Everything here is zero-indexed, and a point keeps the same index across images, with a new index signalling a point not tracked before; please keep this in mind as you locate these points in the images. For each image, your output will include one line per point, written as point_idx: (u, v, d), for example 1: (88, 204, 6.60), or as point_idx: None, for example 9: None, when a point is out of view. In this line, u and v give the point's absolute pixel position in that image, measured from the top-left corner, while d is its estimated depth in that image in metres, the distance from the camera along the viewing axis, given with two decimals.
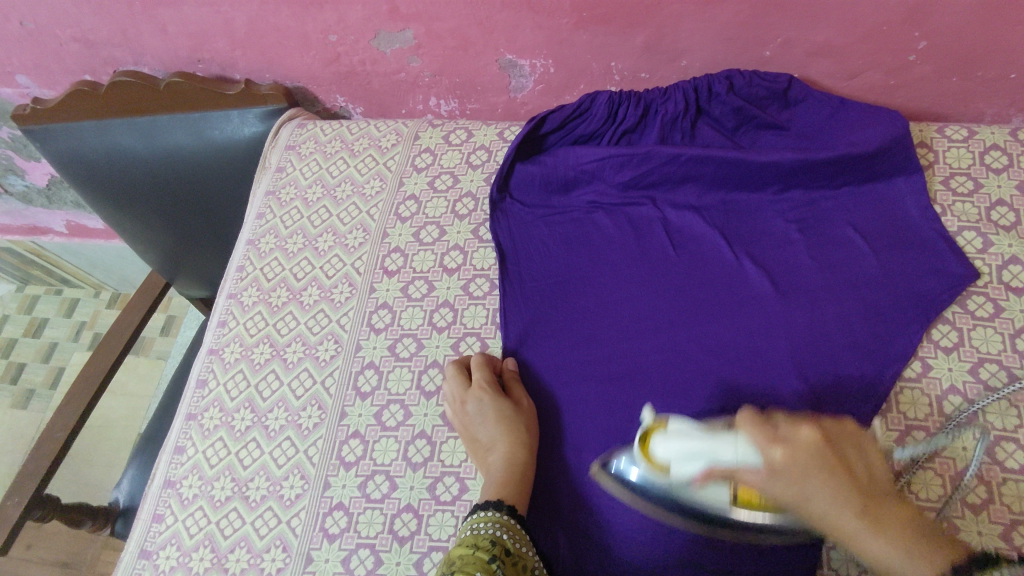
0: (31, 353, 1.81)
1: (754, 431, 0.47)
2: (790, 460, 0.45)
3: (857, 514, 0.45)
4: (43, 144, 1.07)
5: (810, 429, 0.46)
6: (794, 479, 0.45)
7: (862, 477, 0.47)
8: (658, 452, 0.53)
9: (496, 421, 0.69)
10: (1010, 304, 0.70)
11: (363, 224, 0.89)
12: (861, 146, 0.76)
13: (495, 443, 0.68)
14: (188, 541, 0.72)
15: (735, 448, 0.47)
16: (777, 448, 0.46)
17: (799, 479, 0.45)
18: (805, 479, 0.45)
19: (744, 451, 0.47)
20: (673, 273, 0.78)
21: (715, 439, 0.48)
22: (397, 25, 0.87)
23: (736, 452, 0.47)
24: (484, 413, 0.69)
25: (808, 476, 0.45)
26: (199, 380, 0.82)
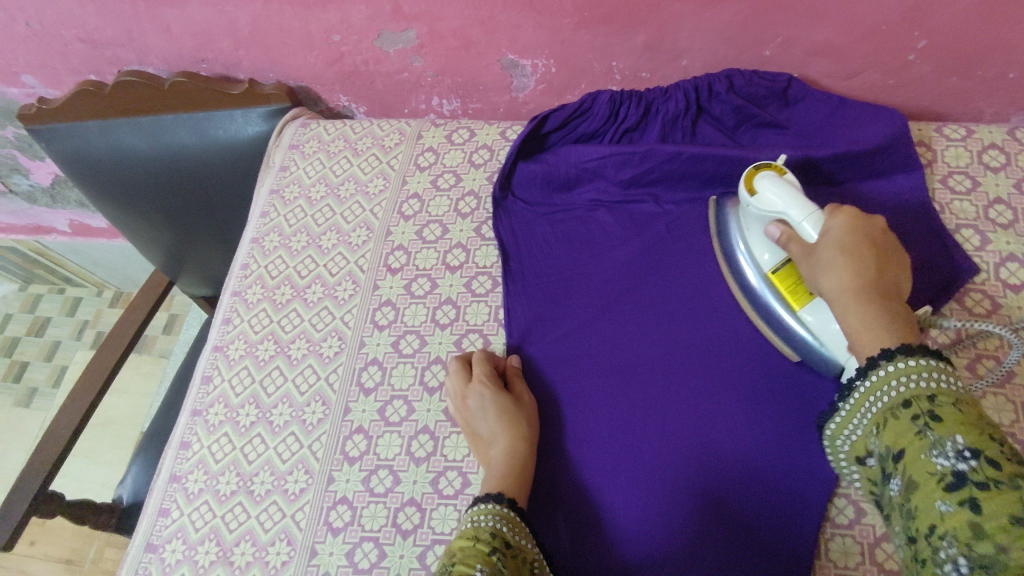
0: (34, 352, 1.82)
1: (831, 207, 0.62)
2: (847, 228, 0.59)
3: (867, 283, 0.56)
4: (49, 143, 1.08)
5: (862, 217, 0.61)
6: (834, 244, 0.59)
7: (888, 273, 0.58)
8: (758, 185, 0.68)
9: (496, 415, 0.69)
10: (1007, 301, 0.71)
11: (367, 222, 0.90)
12: (860, 143, 0.77)
13: (496, 435, 0.68)
14: (194, 535, 0.72)
15: (804, 216, 0.63)
16: (840, 218, 0.60)
17: (835, 237, 0.59)
18: (841, 242, 0.58)
19: (808, 220, 0.63)
20: (674, 271, 0.78)
21: (801, 204, 0.64)
22: (400, 24, 0.88)
23: (802, 214, 0.63)
24: (485, 407, 0.69)
25: (847, 241, 0.58)
26: (203, 376, 0.83)
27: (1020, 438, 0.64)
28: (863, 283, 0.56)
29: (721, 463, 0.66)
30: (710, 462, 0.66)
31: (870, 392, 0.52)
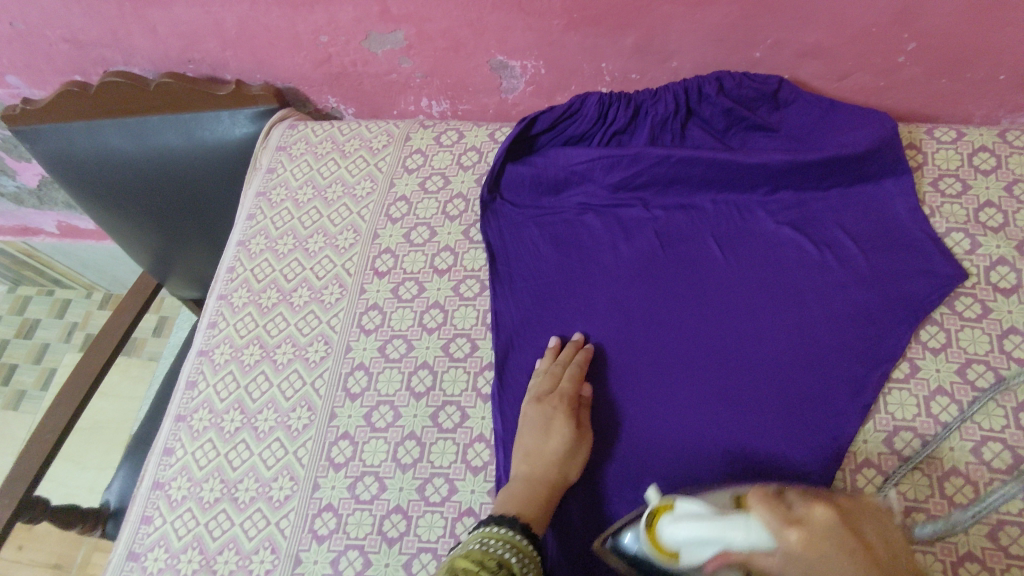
0: (22, 354, 1.80)
1: (768, 512, 0.43)
2: (805, 548, 0.41)
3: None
4: (33, 145, 1.07)
5: (825, 508, 0.43)
6: (811, 570, 0.40)
7: (889, 558, 0.40)
8: (666, 534, 0.48)
9: (551, 433, 0.66)
10: (997, 305, 0.71)
11: (354, 224, 0.89)
12: (850, 147, 0.76)
13: (536, 448, 0.65)
14: (177, 543, 0.71)
15: (746, 530, 0.43)
16: (791, 535, 0.41)
17: (815, 557, 0.40)
18: (822, 558, 0.40)
19: (756, 536, 0.43)
20: (662, 275, 0.78)
21: (727, 522, 0.45)
22: (387, 26, 0.87)
23: (748, 536, 0.43)
24: (540, 424, 0.66)
25: (826, 555, 0.40)
26: (188, 381, 0.82)
27: (1010, 444, 0.64)
28: None
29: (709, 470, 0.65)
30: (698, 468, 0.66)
31: None
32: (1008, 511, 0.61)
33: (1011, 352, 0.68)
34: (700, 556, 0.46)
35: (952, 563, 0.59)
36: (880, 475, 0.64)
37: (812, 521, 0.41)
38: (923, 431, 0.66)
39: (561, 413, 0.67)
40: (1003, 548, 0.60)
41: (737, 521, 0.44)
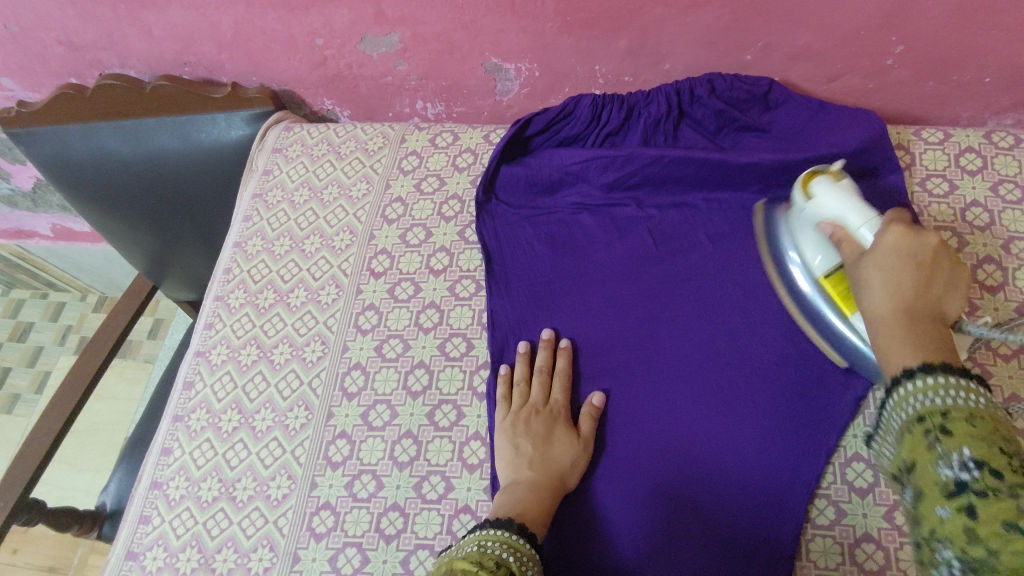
0: (16, 357, 1.80)
1: (893, 221, 0.57)
2: (898, 241, 0.54)
3: (904, 306, 0.50)
4: (28, 148, 1.07)
5: (933, 238, 0.54)
6: (873, 264, 0.54)
7: (936, 291, 0.51)
8: (815, 187, 0.64)
9: (551, 444, 0.67)
10: (983, 302, 0.72)
11: (350, 225, 0.89)
12: (839, 147, 0.77)
13: (539, 456, 0.66)
14: (175, 542, 0.72)
15: (865, 223, 0.59)
16: (891, 233, 0.55)
17: (892, 251, 0.53)
18: (897, 248, 0.53)
19: (868, 227, 0.58)
20: (656, 274, 0.79)
21: (858, 211, 0.60)
22: (382, 28, 0.88)
23: (862, 219, 0.59)
24: (539, 433, 0.68)
25: (903, 247, 0.53)
26: (185, 382, 0.82)
27: None
28: (905, 302, 0.50)
29: (700, 463, 0.66)
30: (691, 461, 0.67)
31: (897, 406, 0.44)
32: None
33: (997, 348, 0.70)
34: (823, 216, 0.63)
35: None
36: (870, 470, 0.65)
37: (913, 232, 0.54)
38: None
39: (559, 425, 0.69)
40: None
41: (862, 208, 0.60)
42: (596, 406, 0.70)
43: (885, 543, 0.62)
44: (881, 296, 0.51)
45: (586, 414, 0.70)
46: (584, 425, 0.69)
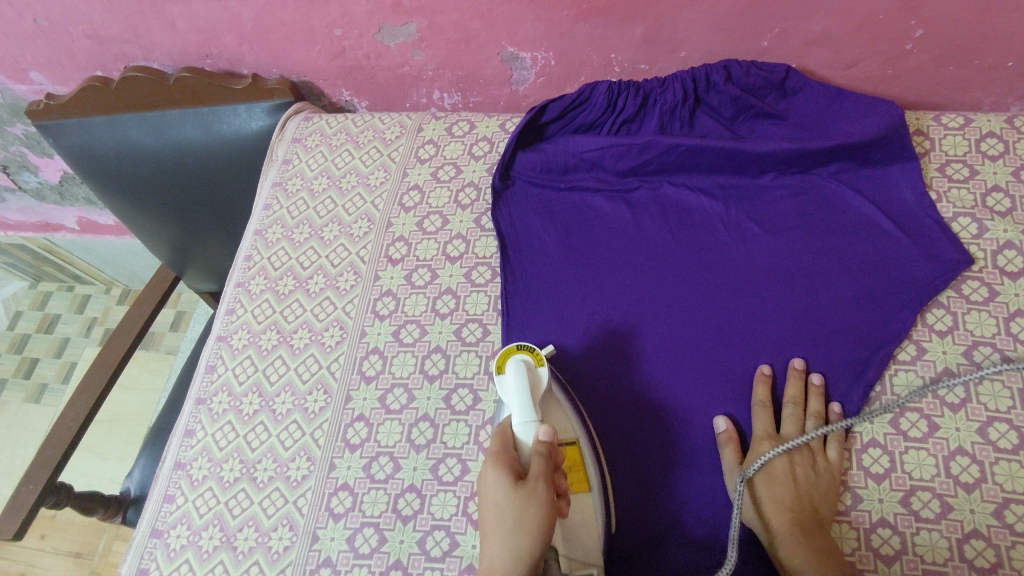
0: (44, 348, 1.84)
1: (543, 442, 0.60)
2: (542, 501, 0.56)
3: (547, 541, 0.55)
4: (57, 139, 1.10)
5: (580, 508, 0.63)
6: (527, 505, 0.56)
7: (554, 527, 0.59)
8: (511, 371, 0.66)
9: (528, 498, 0.56)
10: (1004, 288, 0.71)
11: (368, 213, 0.91)
12: (856, 135, 0.77)
13: (517, 513, 0.55)
14: (198, 521, 0.73)
15: (525, 418, 0.62)
16: (543, 439, 0.60)
17: (532, 510, 0.56)
18: (533, 513, 0.55)
19: (525, 429, 0.62)
20: (675, 260, 0.79)
21: (527, 412, 0.62)
22: (399, 19, 0.89)
23: (523, 426, 0.62)
24: (516, 522, 0.55)
25: (534, 506, 0.56)
26: (207, 366, 0.84)
27: (1016, 424, 0.65)
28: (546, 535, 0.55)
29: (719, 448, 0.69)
30: (706, 457, 0.69)
31: None
32: (1014, 490, 0.62)
33: (1018, 334, 0.69)
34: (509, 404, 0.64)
35: (958, 540, 0.61)
36: (886, 455, 0.66)
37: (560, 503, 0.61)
38: (929, 411, 0.67)
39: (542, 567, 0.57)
40: (1009, 526, 0.61)
41: (524, 412, 0.63)
42: (730, 431, 0.68)
43: (902, 528, 0.62)
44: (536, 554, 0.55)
45: (838, 438, 0.66)
46: (833, 450, 0.66)
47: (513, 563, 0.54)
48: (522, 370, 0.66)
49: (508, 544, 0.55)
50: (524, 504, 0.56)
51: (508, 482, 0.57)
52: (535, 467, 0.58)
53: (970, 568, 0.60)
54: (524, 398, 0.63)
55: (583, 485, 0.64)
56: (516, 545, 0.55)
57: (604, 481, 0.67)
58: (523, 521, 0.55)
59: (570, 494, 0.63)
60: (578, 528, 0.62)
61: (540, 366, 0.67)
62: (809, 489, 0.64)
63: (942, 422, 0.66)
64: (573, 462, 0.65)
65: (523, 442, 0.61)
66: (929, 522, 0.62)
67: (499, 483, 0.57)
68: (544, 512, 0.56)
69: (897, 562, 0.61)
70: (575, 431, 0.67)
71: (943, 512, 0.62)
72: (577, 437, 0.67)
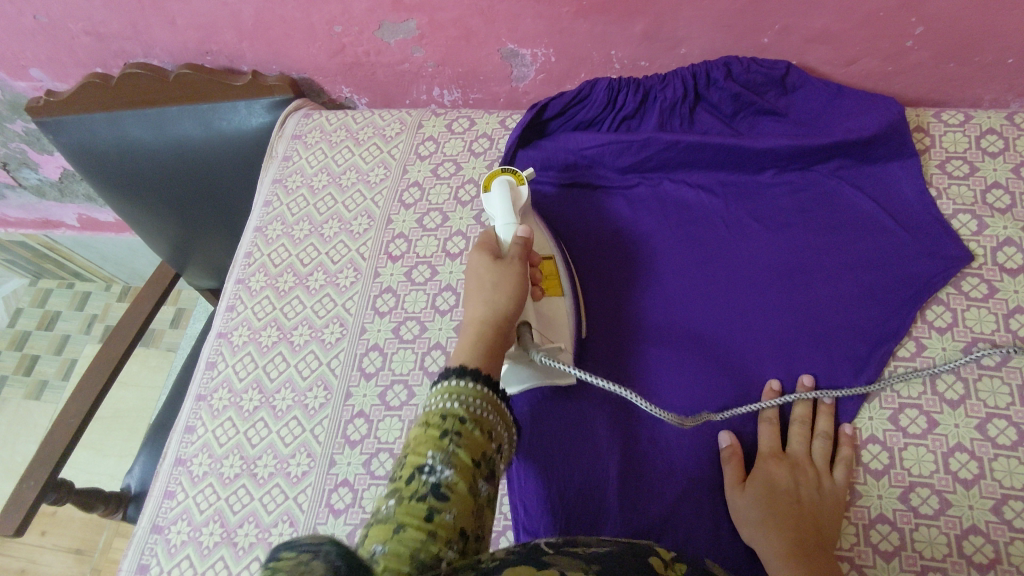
0: (44, 345, 1.84)
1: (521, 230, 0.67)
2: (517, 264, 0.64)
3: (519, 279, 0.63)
4: (56, 136, 1.10)
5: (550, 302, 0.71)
6: (502, 277, 0.62)
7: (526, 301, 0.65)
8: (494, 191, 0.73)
9: (504, 269, 0.63)
10: (1004, 285, 0.71)
11: (368, 210, 0.91)
12: (857, 132, 0.77)
13: (495, 278, 0.62)
14: (199, 517, 0.74)
15: (506, 221, 0.69)
16: (521, 233, 0.67)
17: (508, 276, 0.62)
18: (508, 276, 0.62)
19: (506, 225, 0.69)
20: (676, 256, 0.79)
21: (508, 219, 0.70)
22: (399, 15, 0.89)
23: (506, 227, 0.69)
24: (496, 284, 0.61)
25: (509, 271, 0.63)
26: (208, 362, 0.84)
27: (1015, 420, 0.65)
28: (519, 279, 0.63)
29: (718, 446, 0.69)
30: (705, 454, 0.69)
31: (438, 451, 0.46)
32: (1012, 486, 0.62)
33: (1017, 331, 0.69)
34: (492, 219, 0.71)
35: (957, 536, 0.61)
36: (885, 452, 0.66)
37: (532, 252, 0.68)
38: (928, 407, 0.67)
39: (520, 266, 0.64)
40: (1007, 522, 0.61)
41: (508, 222, 0.69)
42: (734, 446, 0.67)
43: (900, 524, 0.63)
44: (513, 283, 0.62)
45: (844, 460, 0.65)
46: (839, 472, 0.65)
47: (489, 314, 0.60)
48: (507, 185, 0.72)
49: (485, 299, 0.60)
50: (502, 272, 0.63)
51: (488, 259, 0.64)
52: (513, 251, 0.65)
53: (968, 564, 0.60)
54: (506, 207, 0.70)
55: (557, 287, 0.72)
56: (493, 300, 0.60)
57: (576, 293, 0.75)
58: (501, 283, 0.61)
59: (543, 291, 0.72)
60: (551, 319, 0.70)
61: (523, 185, 0.74)
62: (812, 507, 0.62)
63: (941, 419, 0.66)
64: (548, 271, 0.73)
65: (503, 237, 0.69)
66: (927, 519, 0.62)
67: (481, 261, 0.64)
68: (517, 277, 0.63)
69: (896, 558, 0.61)
70: (550, 247, 0.76)
71: (941, 508, 0.62)
72: (552, 254, 0.75)
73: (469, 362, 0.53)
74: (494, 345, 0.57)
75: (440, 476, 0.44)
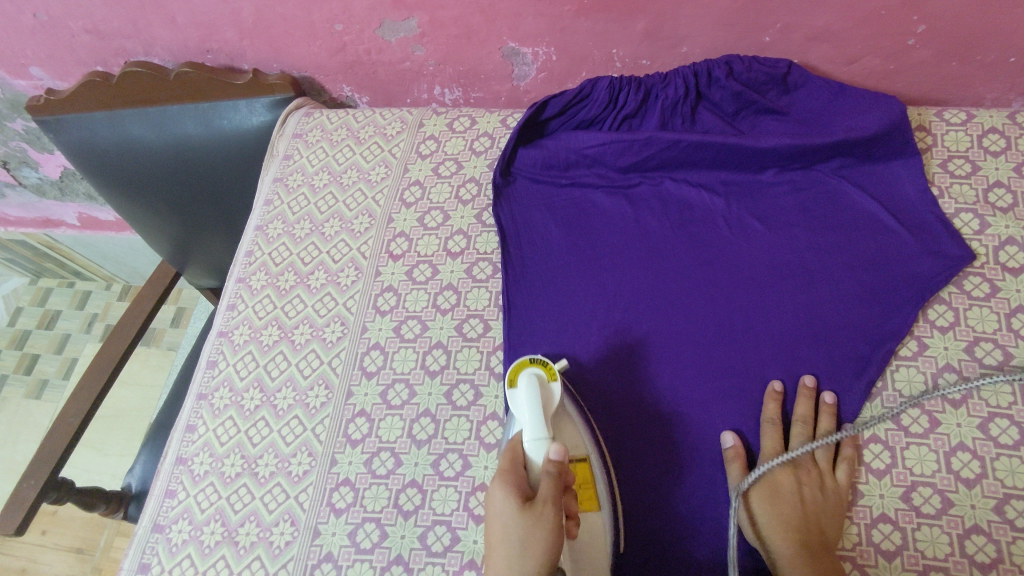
0: (45, 344, 1.84)
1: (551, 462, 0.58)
2: (547, 508, 0.55)
3: (552, 525, 0.54)
4: (57, 135, 1.09)
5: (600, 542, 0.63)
6: (533, 524, 0.54)
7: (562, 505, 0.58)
8: (522, 390, 0.65)
9: (533, 519, 0.54)
10: (1006, 284, 0.71)
11: (369, 209, 0.91)
12: (859, 131, 0.77)
13: (523, 534, 0.54)
14: (200, 516, 0.74)
15: (535, 435, 0.61)
16: (554, 451, 0.59)
17: (538, 528, 0.54)
18: (537, 528, 0.54)
19: (536, 442, 0.61)
20: (677, 256, 0.79)
21: (537, 429, 0.62)
22: (401, 14, 0.88)
23: (535, 442, 0.61)
24: (524, 550, 0.53)
25: (540, 521, 0.54)
26: (208, 361, 0.84)
27: (1017, 420, 0.65)
28: (552, 534, 0.54)
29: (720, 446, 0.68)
30: (707, 453, 0.69)
31: None
32: (1015, 485, 0.62)
33: (1019, 330, 0.69)
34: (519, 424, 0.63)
35: (959, 535, 0.61)
36: (887, 451, 0.66)
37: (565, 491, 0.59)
38: (930, 406, 0.67)
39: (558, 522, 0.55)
40: (1009, 521, 0.61)
41: (539, 433, 0.61)
42: (738, 446, 0.67)
43: (902, 524, 0.62)
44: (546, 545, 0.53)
45: (848, 459, 0.65)
46: (842, 472, 0.65)
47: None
48: (535, 385, 0.65)
49: (514, 571, 0.53)
50: (531, 521, 0.54)
51: (515, 498, 0.56)
52: (546, 482, 0.56)
53: (970, 563, 0.60)
54: (537, 419, 0.62)
55: (591, 503, 0.64)
56: (522, 570, 0.53)
57: (613, 501, 0.67)
58: (530, 543, 0.53)
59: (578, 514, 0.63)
60: (584, 546, 0.62)
61: (553, 380, 0.67)
62: (815, 510, 0.62)
63: (942, 418, 0.66)
64: (583, 478, 0.65)
65: (533, 460, 0.60)
66: (930, 518, 0.62)
67: (508, 500, 0.56)
68: (551, 534, 0.54)
69: (898, 557, 0.61)
70: (585, 446, 0.67)
71: (944, 508, 0.62)
72: (588, 454, 0.66)
73: None
74: None
75: None
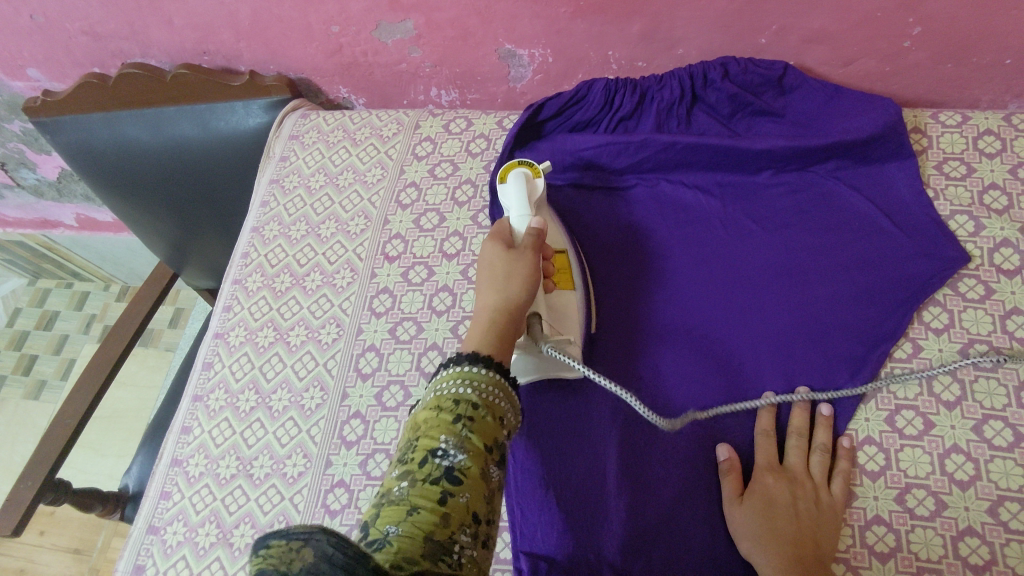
0: (43, 345, 1.84)
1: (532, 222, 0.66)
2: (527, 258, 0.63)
3: (530, 272, 0.62)
4: (54, 137, 1.10)
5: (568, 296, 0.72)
6: (510, 267, 0.62)
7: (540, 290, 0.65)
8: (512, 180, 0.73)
9: (512, 262, 0.62)
10: (1001, 286, 0.71)
11: (364, 210, 0.91)
12: (853, 133, 0.77)
13: (505, 273, 0.62)
14: (195, 517, 0.74)
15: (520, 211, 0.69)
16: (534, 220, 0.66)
17: (517, 268, 0.62)
18: (517, 274, 0.62)
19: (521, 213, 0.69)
20: (673, 258, 0.79)
21: (522, 210, 0.69)
22: (397, 15, 0.88)
23: (520, 215, 0.69)
24: (508, 275, 0.61)
25: (518, 267, 0.62)
26: (204, 363, 0.84)
27: (1011, 422, 0.65)
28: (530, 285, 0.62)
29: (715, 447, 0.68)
30: (701, 456, 0.69)
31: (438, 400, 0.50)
32: (1008, 487, 0.62)
33: (1014, 332, 0.69)
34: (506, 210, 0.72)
35: (953, 537, 0.61)
36: (881, 453, 0.66)
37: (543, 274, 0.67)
38: (925, 409, 0.67)
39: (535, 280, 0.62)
40: (1003, 523, 0.61)
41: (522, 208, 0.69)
42: (732, 460, 0.67)
43: (896, 525, 0.63)
44: (523, 288, 0.61)
45: (842, 473, 0.64)
46: (837, 486, 0.64)
47: (500, 302, 0.60)
48: (521, 175, 0.73)
49: (497, 288, 0.61)
50: (512, 261, 0.62)
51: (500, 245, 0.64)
52: (526, 240, 0.65)
53: (964, 566, 0.60)
54: (521, 198, 0.70)
55: (569, 282, 0.73)
56: (504, 289, 0.60)
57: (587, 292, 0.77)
58: (512, 275, 0.61)
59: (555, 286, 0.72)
60: (562, 312, 0.71)
61: (538, 177, 0.75)
62: (811, 524, 0.61)
63: (937, 420, 0.66)
64: (561, 265, 0.74)
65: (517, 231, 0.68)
66: (924, 520, 0.62)
67: (494, 250, 0.64)
68: (528, 268, 0.62)
69: (891, 559, 0.61)
70: (563, 242, 0.77)
71: (938, 510, 0.62)
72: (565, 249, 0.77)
73: (481, 349, 0.54)
74: (504, 332, 0.57)
75: (472, 390, 0.49)
